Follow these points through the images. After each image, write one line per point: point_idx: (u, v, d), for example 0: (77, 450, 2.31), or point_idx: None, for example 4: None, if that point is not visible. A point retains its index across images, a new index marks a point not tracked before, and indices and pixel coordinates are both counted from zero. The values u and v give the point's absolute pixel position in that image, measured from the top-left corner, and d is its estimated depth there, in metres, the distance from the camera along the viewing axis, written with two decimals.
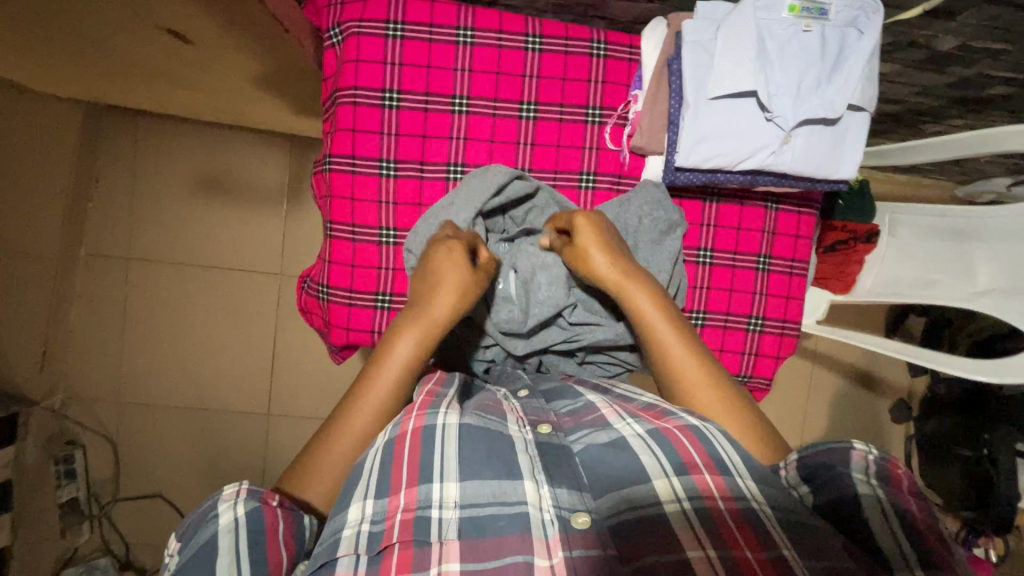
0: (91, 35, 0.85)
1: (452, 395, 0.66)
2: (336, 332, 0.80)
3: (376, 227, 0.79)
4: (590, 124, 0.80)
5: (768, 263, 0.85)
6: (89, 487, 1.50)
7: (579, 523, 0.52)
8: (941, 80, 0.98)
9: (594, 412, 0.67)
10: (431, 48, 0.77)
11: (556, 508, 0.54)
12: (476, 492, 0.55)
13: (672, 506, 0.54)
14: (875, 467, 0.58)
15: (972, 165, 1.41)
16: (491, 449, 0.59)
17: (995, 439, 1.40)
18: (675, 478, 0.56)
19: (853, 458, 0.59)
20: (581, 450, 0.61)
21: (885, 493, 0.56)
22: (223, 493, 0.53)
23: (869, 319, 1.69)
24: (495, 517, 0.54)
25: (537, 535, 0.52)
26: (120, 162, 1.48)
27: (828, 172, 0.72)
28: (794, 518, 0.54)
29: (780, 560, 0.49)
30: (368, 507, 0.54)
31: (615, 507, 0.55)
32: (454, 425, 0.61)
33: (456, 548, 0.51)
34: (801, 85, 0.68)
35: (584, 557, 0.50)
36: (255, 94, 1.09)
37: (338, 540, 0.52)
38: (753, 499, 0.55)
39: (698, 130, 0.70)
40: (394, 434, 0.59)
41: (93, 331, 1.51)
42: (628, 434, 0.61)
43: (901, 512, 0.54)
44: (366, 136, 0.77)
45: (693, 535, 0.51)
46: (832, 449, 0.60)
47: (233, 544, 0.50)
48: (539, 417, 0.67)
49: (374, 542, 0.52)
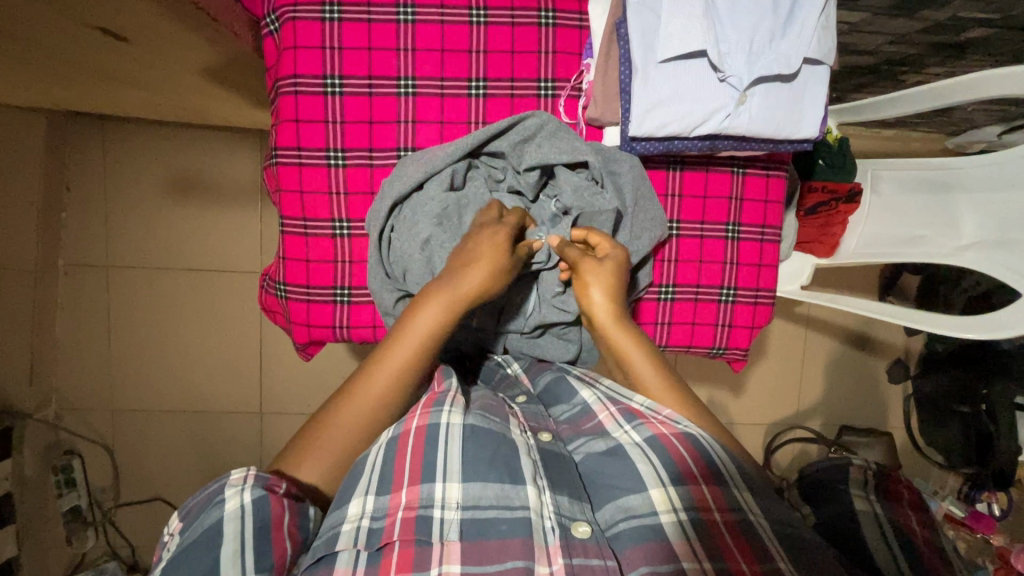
0: (27, 40, 0.83)
1: (456, 390, 0.66)
2: (297, 329, 0.79)
3: (328, 220, 0.77)
4: (544, 97, 0.77)
5: (738, 231, 0.82)
6: (90, 495, 1.52)
7: (580, 532, 0.55)
8: (915, 27, 0.93)
9: (593, 420, 0.68)
10: (371, 28, 0.74)
11: (557, 515, 0.56)
12: (478, 494, 0.56)
13: (668, 517, 0.55)
14: (874, 484, 0.71)
15: (960, 115, 1.36)
16: (494, 451, 0.59)
17: (992, 394, 1.38)
18: (671, 489, 0.57)
19: (853, 476, 0.73)
20: (582, 459, 0.64)
21: (880, 504, 0.67)
22: (230, 477, 0.55)
23: (863, 281, 1.65)
24: (497, 521, 0.54)
25: (538, 541, 0.53)
26: (88, 169, 1.45)
27: (790, 131, 0.68)
28: (787, 532, 0.56)
29: (775, 573, 0.51)
30: (368, 503, 0.55)
31: (613, 517, 0.58)
32: (459, 424, 0.60)
33: (458, 550, 0.52)
34: (754, 40, 0.64)
35: (583, 564, 0.52)
36: (209, 90, 1.06)
37: (337, 534, 0.53)
38: (751, 512, 0.57)
39: (649, 97, 0.66)
40: (396, 433, 0.60)
41: (78, 342, 1.50)
42: (626, 444, 0.62)
43: (894, 517, 0.64)
44: (312, 126, 0.75)
45: (689, 546, 0.53)
46: (835, 469, 0.75)
47: (238, 531, 0.51)
48: (539, 424, 0.68)
49: (374, 537, 0.52)
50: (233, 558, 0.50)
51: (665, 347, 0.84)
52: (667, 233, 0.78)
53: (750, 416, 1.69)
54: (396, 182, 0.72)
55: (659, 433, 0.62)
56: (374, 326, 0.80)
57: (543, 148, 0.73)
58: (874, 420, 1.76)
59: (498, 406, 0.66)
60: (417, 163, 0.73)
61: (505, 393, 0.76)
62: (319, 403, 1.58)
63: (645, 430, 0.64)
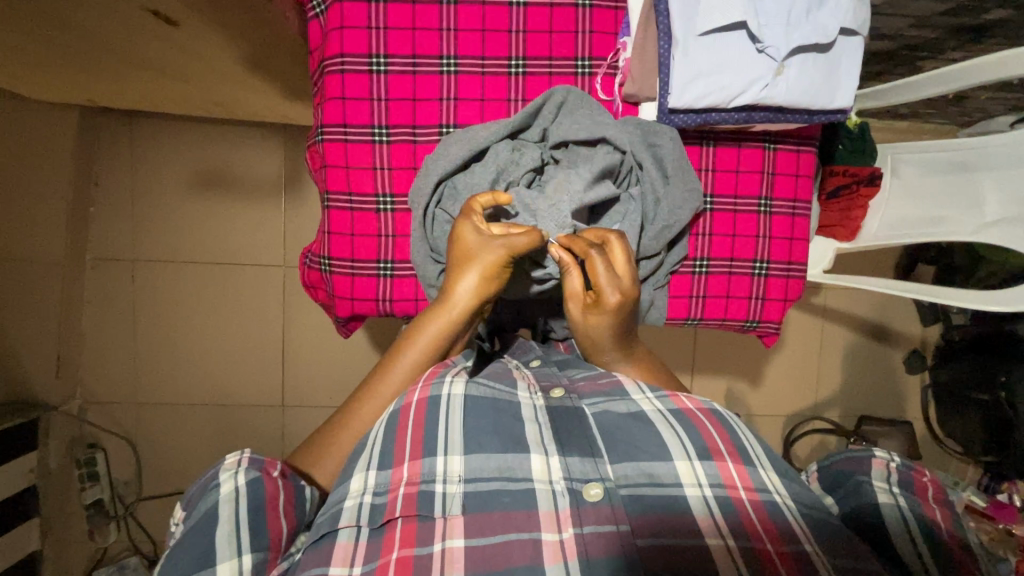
0: (78, 25, 0.86)
1: (461, 366, 0.69)
2: (341, 303, 0.81)
3: (373, 195, 0.79)
4: (580, 75, 0.79)
5: (770, 205, 0.84)
6: (112, 488, 1.51)
7: (591, 495, 0.54)
8: (935, 8, 0.96)
9: (609, 377, 0.69)
10: (416, 10, 0.76)
11: (566, 479, 0.56)
12: (481, 466, 0.57)
13: (693, 491, 0.55)
14: (897, 475, 0.65)
15: (973, 105, 1.39)
16: (495, 420, 0.61)
17: (1012, 381, 1.38)
18: (697, 463, 0.57)
19: (876, 466, 0.66)
20: (597, 413, 0.64)
21: (905, 501, 0.62)
22: (225, 461, 0.57)
23: (879, 270, 1.67)
24: (500, 492, 0.55)
25: (546, 508, 0.54)
26: (115, 164, 1.48)
27: (826, 101, 0.71)
28: (813, 511, 0.55)
29: (803, 555, 0.50)
30: (371, 478, 0.57)
31: (632, 477, 0.56)
32: (460, 395, 0.63)
33: (461, 524, 0.53)
34: (791, 13, 0.67)
35: (594, 532, 0.51)
36: (243, 79, 1.09)
37: (340, 511, 0.54)
38: (776, 492, 0.57)
39: (689, 69, 0.69)
40: (398, 405, 0.62)
41: (103, 335, 1.51)
42: (648, 410, 0.63)
43: (921, 518, 0.59)
44: (357, 103, 0.77)
45: (713, 521, 0.52)
46: (853, 459, 0.68)
47: (233, 512, 0.53)
48: (551, 382, 0.69)
49: (377, 514, 0.54)
50: (229, 538, 0.52)
51: (700, 320, 0.85)
52: (702, 206, 0.80)
53: (769, 407, 1.69)
54: (442, 163, 0.73)
55: (683, 407, 0.64)
56: (417, 299, 0.82)
57: (564, 124, 0.75)
58: (891, 411, 1.76)
59: (505, 373, 0.69)
60: (460, 142, 0.74)
61: (519, 358, 0.79)
62: (341, 396, 1.59)
63: (669, 403, 0.65)
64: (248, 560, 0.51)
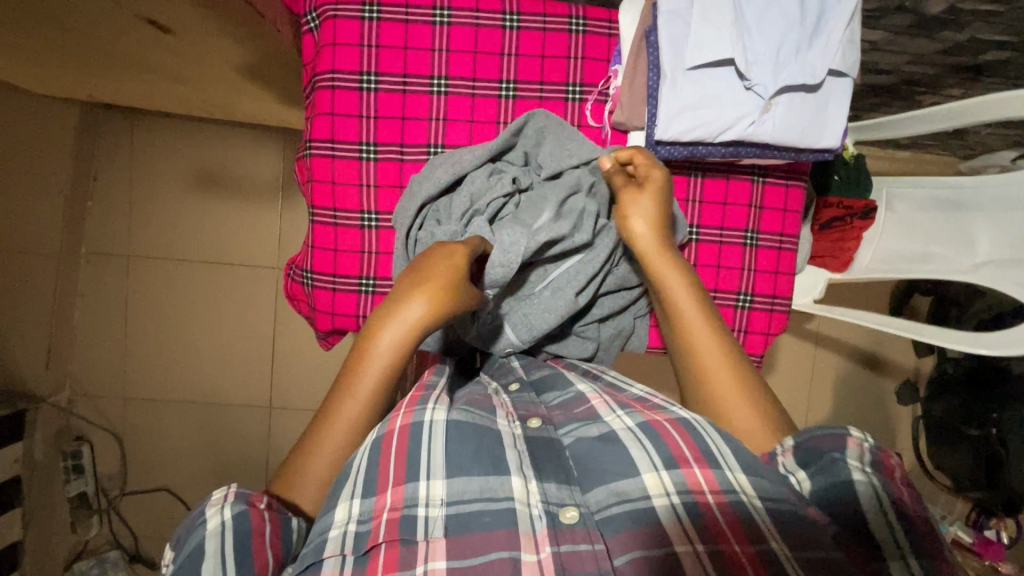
0: (76, 28, 0.87)
1: (440, 390, 0.66)
2: (322, 317, 0.81)
3: (358, 211, 0.79)
4: (571, 100, 0.79)
5: (756, 238, 0.84)
6: (96, 482, 1.52)
7: (567, 518, 0.51)
8: (933, 46, 0.97)
9: (585, 404, 0.65)
10: (408, 29, 0.77)
11: (544, 503, 0.53)
12: (462, 489, 0.54)
13: (661, 501, 0.52)
14: (871, 455, 0.54)
15: (974, 139, 1.38)
16: (477, 445, 0.57)
17: (1003, 418, 1.37)
18: (664, 472, 0.54)
19: (850, 446, 0.54)
20: (572, 443, 0.60)
21: (881, 486, 0.52)
22: (210, 497, 0.52)
23: (875, 299, 1.66)
24: (481, 513, 0.52)
25: (524, 530, 0.51)
26: (115, 160, 1.49)
27: (814, 139, 0.71)
28: (781, 507, 0.52)
29: (770, 556, 0.47)
30: (354, 506, 0.53)
31: (604, 501, 0.54)
32: (441, 422, 0.59)
33: (444, 547, 0.50)
34: (781, 50, 0.67)
35: (571, 552, 0.49)
36: (242, 85, 1.10)
37: (324, 541, 0.50)
38: (743, 492, 0.53)
39: (677, 102, 0.69)
40: (380, 433, 0.58)
41: (95, 329, 1.52)
42: (618, 428, 0.60)
43: (901, 510, 0.50)
44: (346, 119, 0.77)
45: (681, 528, 0.50)
46: (825, 434, 0.56)
47: (219, 547, 0.48)
48: (529, 411, 0.65)
49: (360, 541, 0.50)
50: (215, 572, 0.47)
51: None
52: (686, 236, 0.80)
53: None
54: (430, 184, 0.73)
55: (651, 419, 0.60)
56: None
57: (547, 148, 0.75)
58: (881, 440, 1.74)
59: (485, 400, 0.65)
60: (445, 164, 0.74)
61: (499, 379, 0.76)
62: None
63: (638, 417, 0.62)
64: None
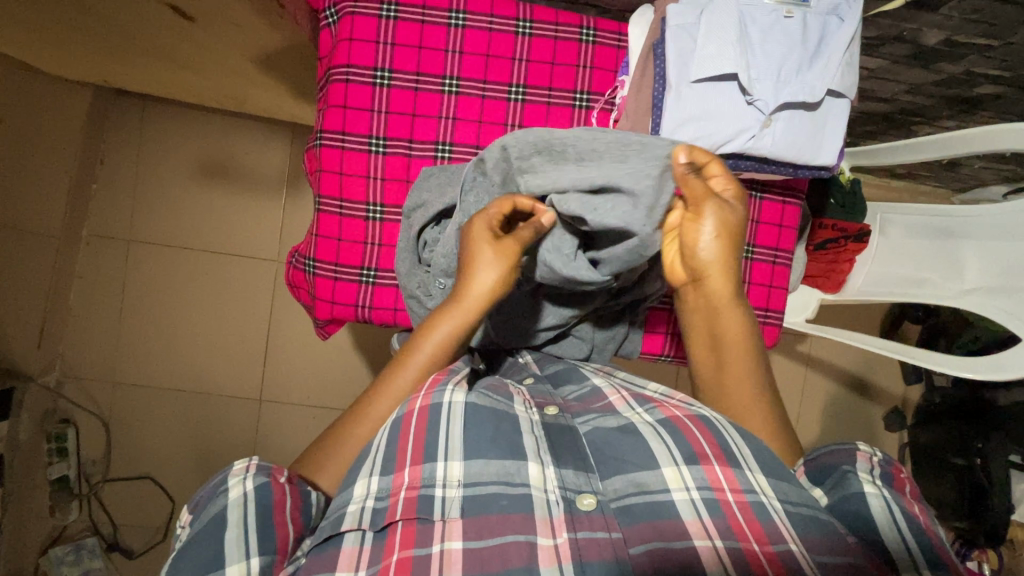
0: (101, 12, 0.90)
1: (461, 373, 0.65)
2: (321, 305, 0.82)
3: (363, 202, 0.81)
4: (578, 108, 0.82)
5: (751, 252, 0.86)
6: (79, 466, 1.49)
7: (585, 505, 0.53)
8: (929, 77, 1.01)
9: (604, 398, 0.66)
10: (424, 29, 0.79)
11: (561, 489, 0.54)
12: (480, 471, 0.54)
13: (680, 495, 0.53)
14: (879, 469, 0.57)
15: (967, 172, 1.42)
16: (495, 428, 0.58)
17: (987, 448, 1.38)
18: (685, 468, 0.55)
19: (860, 459, 0.58)
20: (589, 431, 0.61)
21: (890, 494, 0.53)
22: (233, 467, 0.55)
23: (867, 323, 1.68)
24: (498, 496, 0.53)
25: (540, 515, 0.52)
26: (124, 145, 1.50)
27: (810, 157, 0.73)
28: (799, 510, 0.52)
29: (787, 554, 0.47)
30: (373, 483, 0.54)
31: (622, 490, 0.55)
32: (462, 403, 0.59)
33: (459, 528, 0.51)
34: (782, 69, 0.70)
35: (588, 538, 0.50)
36: (256, 76, 1.12)
37: (343, 515, 0.52)
38: (762, 493, 0.53)
39: (681, 112, 0.71)
40: (401, 413, 0.59)
41: (90, 311, 1.52)
42: (639, 423, 0.60)
43: (910, 519, 0.51)
44: (358, 113, 0.79)
45: (700, 523, 0.51)
46: (837, 450, 0.59)
47: (242, 517, 0.51)
48: (547, 400, 0.66)
49: (378, 517, 0.52)
50: (238, 542, 0.49)
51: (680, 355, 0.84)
52: None
53: None
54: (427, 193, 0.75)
55: (672, 415, 0.61)
56: (394, 308, 0.82)
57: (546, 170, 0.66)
58: None
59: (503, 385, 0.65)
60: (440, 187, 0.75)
61: (512, 377, 0.77)
62: (320, 396, 1.58)
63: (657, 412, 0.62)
64: (256, 563, 0.49)
